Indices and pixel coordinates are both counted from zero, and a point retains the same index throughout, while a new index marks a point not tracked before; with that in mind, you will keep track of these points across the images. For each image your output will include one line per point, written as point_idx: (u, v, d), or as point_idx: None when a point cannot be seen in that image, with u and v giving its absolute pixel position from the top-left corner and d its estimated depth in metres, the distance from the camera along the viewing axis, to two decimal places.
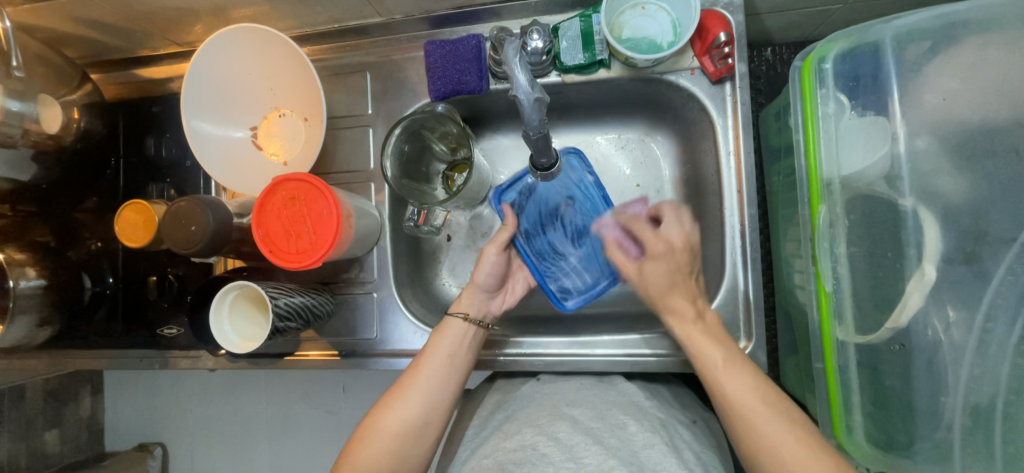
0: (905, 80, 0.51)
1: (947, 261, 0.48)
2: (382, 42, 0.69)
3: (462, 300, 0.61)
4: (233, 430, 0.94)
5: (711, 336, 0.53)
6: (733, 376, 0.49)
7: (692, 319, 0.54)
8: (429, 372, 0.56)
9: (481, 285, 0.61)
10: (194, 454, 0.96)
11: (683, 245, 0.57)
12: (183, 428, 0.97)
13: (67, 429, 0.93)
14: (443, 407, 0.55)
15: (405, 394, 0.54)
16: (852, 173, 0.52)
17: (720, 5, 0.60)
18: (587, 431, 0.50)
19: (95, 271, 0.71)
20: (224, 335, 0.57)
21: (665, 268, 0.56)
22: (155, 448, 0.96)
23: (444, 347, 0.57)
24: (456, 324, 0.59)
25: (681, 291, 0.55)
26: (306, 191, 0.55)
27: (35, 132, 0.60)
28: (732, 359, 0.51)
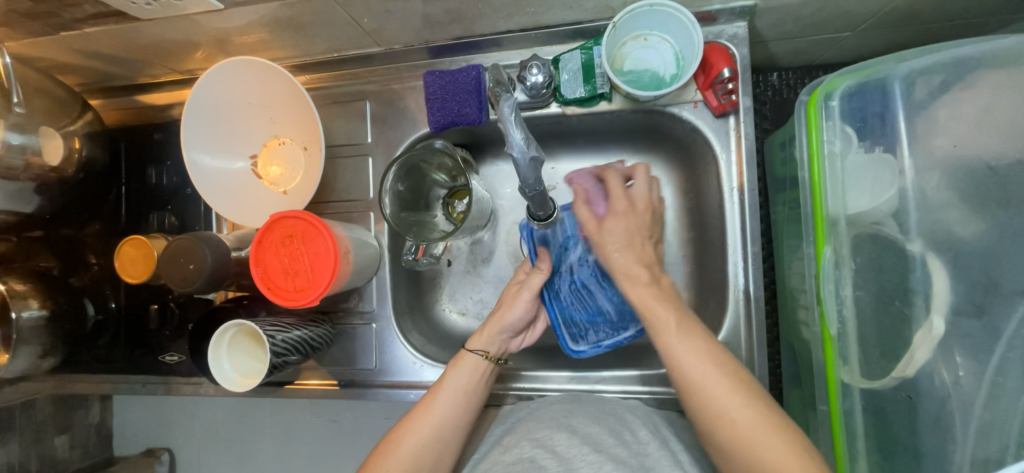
0: (913, 118, 0.49)
1: (956, 314, 0.47)
2: (382, 70, 0.68)
3: (482, 337, 0.60)
4: (236, 432, 0.93)
5: (662, 299, 0.51)
6: (680, 346, 0.48)
7: (645, 282, 0.52)
8: (444, 408, 0.56)
9: (504, 325, 0.61)
10: (200, 457, 0.95)
11: (645, 206, 0.57)
12: (189, 432, 0.95)
13: (76, 434, 0.91)
14: (455, 441, 0.55)
15: (418, 426, 0.55)
16: (859, 212, 0.51)
17: (724, 38, 0.59)
18: (582, 438, 0.51)
19: (98, 297, 0.72)
20: (224, 372, 0.57)
21: (625, 226, 0.55)
22: (162, 453, 0.94)
23: (459, 383, 0.58)
24: (473, 359, 0.59)
25: (635, 254, 0.54)
26: (304, 228, 0.55)
27: (37, 164, 0.61)
28: (686, 325, 0.49)
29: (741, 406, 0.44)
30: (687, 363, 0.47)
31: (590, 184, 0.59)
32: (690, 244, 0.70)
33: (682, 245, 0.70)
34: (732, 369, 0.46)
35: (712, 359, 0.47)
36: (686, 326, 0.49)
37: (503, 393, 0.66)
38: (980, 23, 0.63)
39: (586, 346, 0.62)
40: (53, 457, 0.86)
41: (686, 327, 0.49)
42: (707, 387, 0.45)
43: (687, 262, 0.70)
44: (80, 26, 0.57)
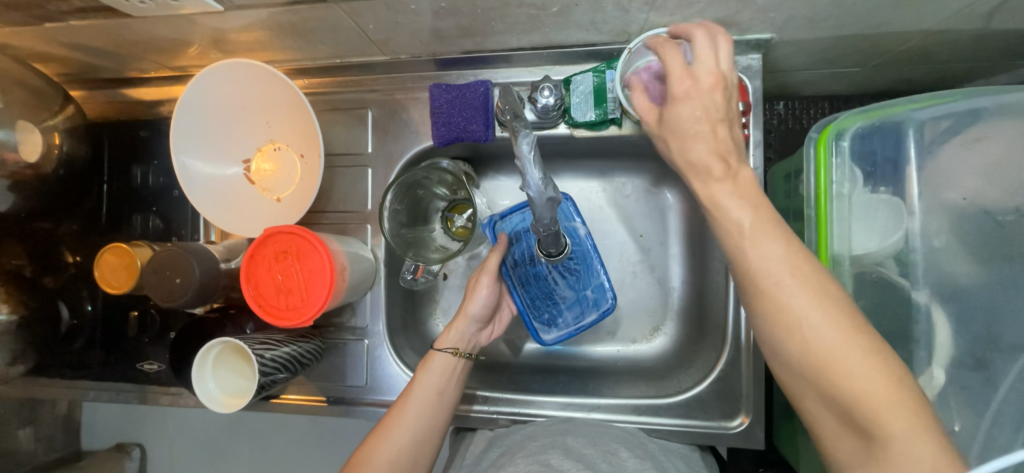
0: (925, 165, 0.49)
1: (957, 366, 0.47)
2: (386, 80, 0.66)
3: (451, 335, 0.59)
4: (215, 434, 0.89)
5: (743, 195, 0.42)
6: (793, 293, 0.38)
7: (719, 176, 0.43)
8: (417, 410, 0.54)
9: (471, 318, 0.60)
10: (173, 459, 0.90)
11: (717, 78, 0.44)
12: (164, 429, 0.91)
13: (42, 427, 0.82)
14: (431, 444, 0.54)
15: (392, 430, 0.53)
16: (863, 253, 0.51)
17: (738, 69, 0.59)
18: (578, 457, 0.51)
19: (74, 299, 0.69)
20: (206, 390, 0.54)
21: (692, 112, 0.44)
22: (133, 449, 0.90)
23: (431, 382, 0.56)
24: (443, 359, 0.57)
25: (707, 143, 0.44)
26: (298, 244, 0.52)
27: (12, 161, 0.58)
28: (765, 224, 0.40)
29: (864, 359, 0.37)
30: (807, 319, 0.38)
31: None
32: (692, 271, 0.70)
33: (683, 272, 0.71)
34: (848, 317, 0.38)
35: (835, 308, 0.38)
36: (799, 269, 0.39)
37: (496, 417, 0.64)
38: (985, 67, 0.64)
39: (557, 334, 0.65)
40: (17, 452, 0.77)
41: (799, 277, 0.39)
42: (828, 345, 0.37)
43: (687, 289, 0.70)
44: (66, 19, 0.54)
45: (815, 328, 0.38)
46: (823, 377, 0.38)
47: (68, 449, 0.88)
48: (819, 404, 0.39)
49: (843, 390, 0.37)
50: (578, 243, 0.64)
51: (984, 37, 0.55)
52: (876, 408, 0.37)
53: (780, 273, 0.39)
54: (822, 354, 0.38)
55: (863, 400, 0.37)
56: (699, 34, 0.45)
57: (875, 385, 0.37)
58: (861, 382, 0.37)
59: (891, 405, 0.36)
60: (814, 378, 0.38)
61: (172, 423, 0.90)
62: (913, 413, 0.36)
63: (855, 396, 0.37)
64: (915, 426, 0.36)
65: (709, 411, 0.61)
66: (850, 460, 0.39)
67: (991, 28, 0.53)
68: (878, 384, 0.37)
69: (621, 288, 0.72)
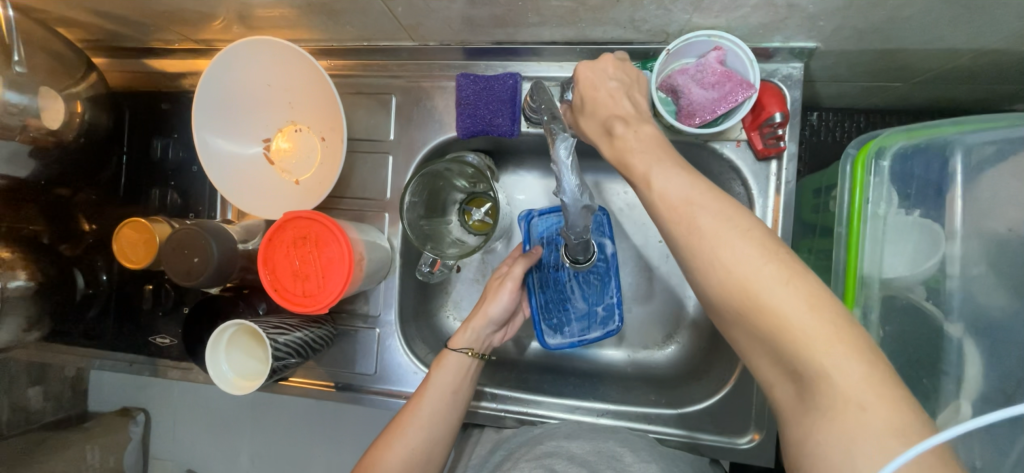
0: (970, 191, 0.47)
1: (984, 402, 0.45)
2: (412, 66, 0.65)
3: (466, 335, 0.58)
4: (218, 408, 0.89)
5: (650, 148, 0.42)
6: (701, 218, 0.37)
7: (623, 132, 0.44)
8: (431, 408, 0.54)
9: (489, 320, 0.59)
10: (175, 428, 0.91)
11: (608, 60, 0.50)
12: (167, 399, 0.91)
13: (51, 387, 0.83)
14: (444, 442, 0.54)
15: (406, 428, 0.53)
16: (895, 277, 0.50)
17: (778, 78, 0.57)
18: (580, 462, 0.51)
19: (89, 268, 0.69)
20: (220, 372, 0.54)
21: (587, 86, 0.49)
22: (137, 414, 0.89)
23: (444, 381, 0.56)
24: (457, 359, 0.57)
25: (605, 107, 0.47)
26: (317, 231, 0.52)
27: (35, 126, 0.57)
28: (675, 169, 0.40)
29: (781, 283, 0.34)
30: (715, 243, 0.36)
31: (694, 88, 0.53)
32: None
33: None
34: (764, 238, 0.36)
35: (747, 233, 0.36)
36: (706, 196, 0.38)
37: (503, 415, 0.64)
38: None
39: (561, 340, 0.64)
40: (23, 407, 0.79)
41: (704, 205, 0.37)
42: (744, 271, 0.35)
43: None
44: None
45: (733, 261, 0.35)
46: (747, 312, 0.35)
47: (74, 409, 0.87)
48: (754, 348, 0.36)
49: (769, 326, 0.34)
50: (604, 260, 0.65)
51: None
52: (803, 344, 0.33)
53: (688, 198, 0.38)
54: (737, 281, 0.35)
55: (790, 335, 0.33)
56: (602, 59, 0.51)
57: (806, 318, 0.33)
58: (784, 310, 0.33)
59: (821, 339, 0.33)
60: (737, 315, 0.35)
61: (175, 392, 0.90)
62: (844, 340, 0.33)
63: (785, 330, 0.33)
64: (845, 357, 0.32)
65: (718, 424, 0.60)
66: (791, 409, 0.35)
67: None
68: (800, 309, 0.33)
69: (637, 294, 0.71)
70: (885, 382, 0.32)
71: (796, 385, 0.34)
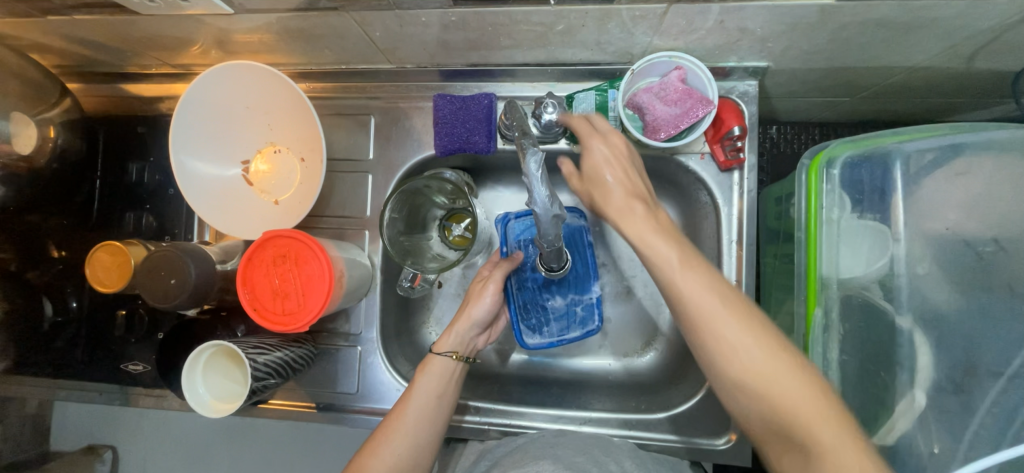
0: (909, 193, 0.51)
1: (938, 391, 0.48)
2: (390, 88, 0.67)
3: (450, 339, 0.59)
4: (192, 440, 0.87)
5: (663, 234, 0.46)
6: (709, 313, 0.42)
7: (642, 215, 0.47)
8: (416, 414, 0.54)
9: (472, 323, 0.60)
10: (144, 463, 0.87)
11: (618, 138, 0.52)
12: (137, 431, 0.88)
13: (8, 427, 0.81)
14: (429, 448, 0.54)
15: (391, 434, 0.53)
16: (850, 277, 0.54)
17: (735, 94, 0.61)
18: (567, 463, 0.51)
19: (58, 295, 0.67)
20: (195, 395, 0.53)
21: (608, 165, 0.50)
22: (105, 452, 0.86)
23: (430, 387, 0.56)
24: (443, 362, 0.58)
25: (621, 186, 0.49)
26: (297, 249, 0.52)
27: (4, 152, 0.56)
28: (689, 259, 0.44)
29: (774, 368, 0.40)
30: (721, 334, 0.41)
31: (658, 105, 0.57)
32: None
33: None
34: (761, 327, 0.42)
35: (747, 323, 0.42)
36: (714, 289, 0.43)
37: (487, 428, 0.64)
38: (968, 103, 0.67)
39: (540, 340, 0.67)
40: None
41: (718, 298, 0.42)
42: (745, 359, 0.41)
43: None
44: (71, 13, 0.53)
45: (736, 349, 0.41)
46: (750, 390, 0.41)
47: (35, 449, 0.85)
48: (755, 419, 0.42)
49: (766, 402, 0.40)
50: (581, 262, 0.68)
51: (967, 75, 0.58)
52: (795, 418, 0.39)
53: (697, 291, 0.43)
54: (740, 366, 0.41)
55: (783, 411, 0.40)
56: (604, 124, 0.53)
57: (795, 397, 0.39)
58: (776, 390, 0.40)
59: (811, 416, 0.39)
60: (741, 391, 0.41)
61: (146, 424, 0.88)
62: (830, 418, 0.39)
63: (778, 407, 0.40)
64: (840, 434, 0.38)
65: (697, 427, 0.62)
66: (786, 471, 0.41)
67: (973, 68, 0.56)
68: (802, 394, 0.40)
69: (615, 302, 0.73)
70: (868, 452, 0.38)
71: (791, 454, 0.40)
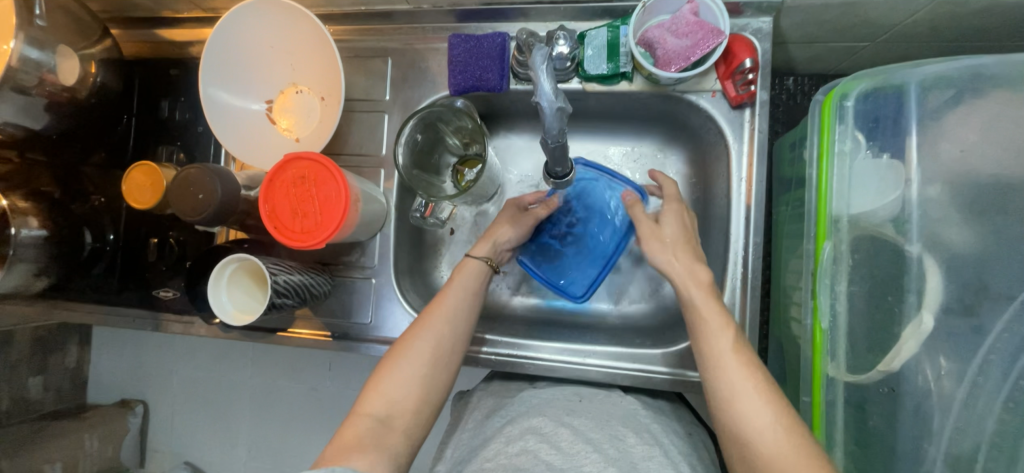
0: (924, 126, 0.51)
1: (945, 312, 0.49)
2: (406, 29, 0.69)
3: (485, 246, 0.62)
4: (216, 395, 0.96)
5: (722, 317, 0.49)
6: (743, 399, 0.45)
7: (702, 282, 0.52)
8: (454, 306, 0.56)
9: (504, 237, 0.63)
10: (173, 413, 0.99)
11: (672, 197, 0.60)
12: (165, 389, 0.99)
13: (51, 378, 0.95)
14: (465, 340, 0.56)
15: (431, 322, 0.54)
16: (862, 213, 0.52)
17: (749, 31, 0.60)
18: (586, 439, 0.50)
19: (97, 226, 0.71)
20: (220, 304, 0.58)
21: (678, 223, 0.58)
22: (136, 405, 0.98)
23: (464, 284, 0.58)
24: (477, 265, 0.60)
25: (686, 252, 0.55)
26: (317, 171, 0.55)
27: (51, 82, 0.60)
28: (740, 345, 0.48)
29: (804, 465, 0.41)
30: (753, 420, 0.44)
31: (669, 38, 0.57)
32: None
33: None
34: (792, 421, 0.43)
35: (784, 416, 0.44)
36: (756, 380, 0.46)
37: (494, 358, 0.66)
38: (995, 47, 0.65)
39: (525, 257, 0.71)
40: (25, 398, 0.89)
41: (758, 383, 0.45)
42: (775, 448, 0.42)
43: None
44: None
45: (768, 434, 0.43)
46: None
47: (73, 401, 0.99)
48: None
49: None
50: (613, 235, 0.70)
51: (991, 11, 0.57)
52: None
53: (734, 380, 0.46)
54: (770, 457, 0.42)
55: None
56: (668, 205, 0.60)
57: None
58: None
59: None
60: None
61: (173, 379, 0.99)
62: None
63: None
64: None
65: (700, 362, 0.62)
66: None
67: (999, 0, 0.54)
68: None
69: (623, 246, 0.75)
70: None
71: None
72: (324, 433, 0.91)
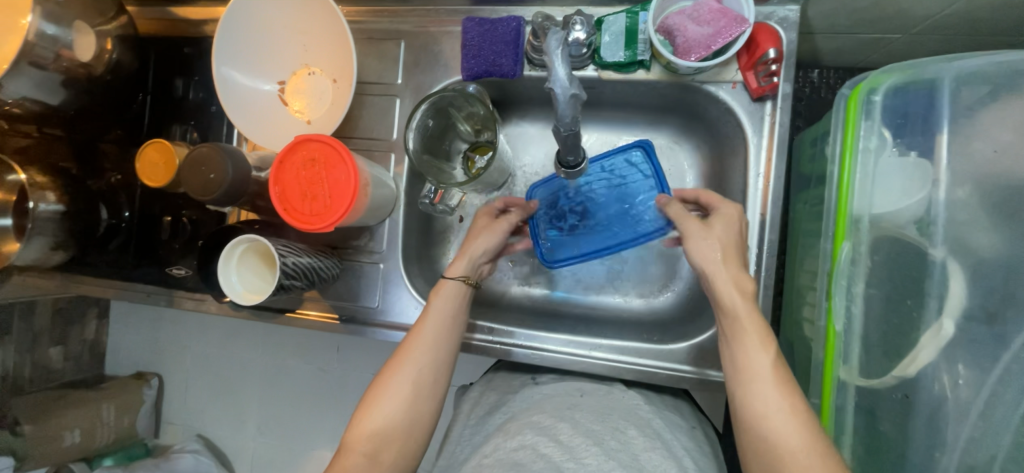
0: (956, 124, 0.48)
1: (967, 319, 0.48)
2: (420, 12, 0.68)
3: (460, 265, 0.60)
4: (227, 371, 0.99)
5: (763, 336, 0.47)
6: (778, 422, 0.43)
7: (745, 291, 0.49)
8: (432, 333, 0.56)
9: (481, 251, 0.62)
10: (186, 386, 1.01)
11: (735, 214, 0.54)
12: (178, 363, 1.01)
13: (71, 348, 0.98)
14: (449, 363, 0.56)
15: (410, 352, 0.54)
16: (884, 213, 0.51)
17: (774, 20, 0.58)
18: (586, 432, 0.50)
19: (113, 203, 0.72)
20: (230, 284, 0.58)
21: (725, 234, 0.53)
22: (152, 378, 1.02)
23: (444, 308, 0.57)
24: (454, 286, 0.59)
25: (732, 261, 0.51)
26: (327, 153, 0.55)
27: (67, 58, 0.60)
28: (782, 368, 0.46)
29: None
30: (786, 442, 0.42)
31: (689, 26, 0.56)
32: None
33: None
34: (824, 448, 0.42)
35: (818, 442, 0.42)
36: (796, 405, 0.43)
37: (500, 348, 0.66)
38: None
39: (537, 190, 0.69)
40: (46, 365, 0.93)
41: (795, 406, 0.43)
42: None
43: None
44: None
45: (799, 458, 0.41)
46: None
47: (92, 371, 1.04)
48: None
49: None
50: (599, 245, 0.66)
51: None
52: None
53: (772, 401, 0.44)
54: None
55: None
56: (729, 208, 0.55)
57: None
58: None
59: None
60: None
61: (187, 355, 1.01)
62: None
63: None
64: None
65: (707, 359, 0.61)
66: None
67: None
68: None
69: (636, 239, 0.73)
70: None
71: None
72: (331, 412, 0.93)
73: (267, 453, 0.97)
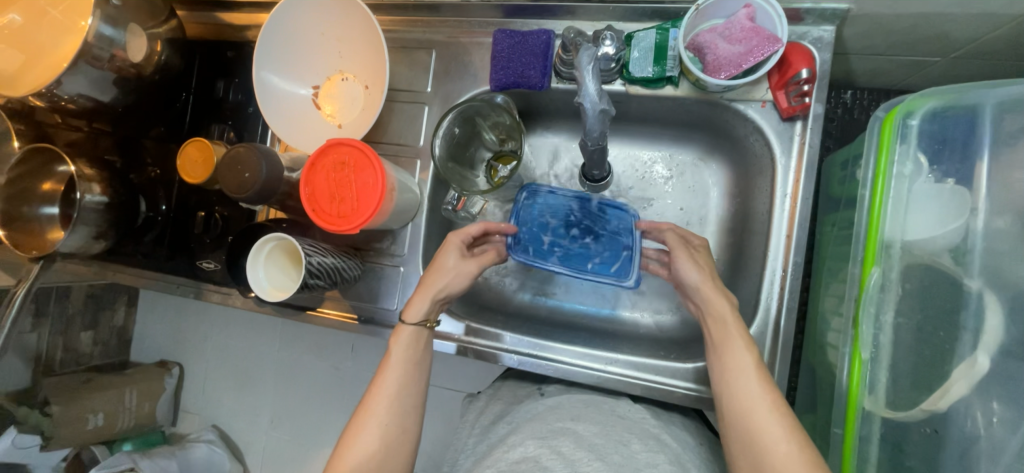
0: (996, 152, 0.47)
1: (1005, 355, 0.46)
2: (452, 23, 0.69)
3: (418, 308, 0.58)
4: (246, 364, 1.01)
5: (746, 343, 0.49)
6: (764, 423, 0.44)
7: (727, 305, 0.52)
8: (395, 381, 0.55)
9: (444, 292, 0.60)
10: (205, 376, 1.04)
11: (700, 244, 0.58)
12: (200, 354, 1.05)
13: (100, 333, 1.03)
14: (415, 410, 0.55)
15: (373, 405, 0.53)
16: (917, 240, 0.49)
17: (808, 40, 0.57)
18: (589, 445, 0.49)
19: (151, 197, 0.76)
20: (257, 279, 0.60)
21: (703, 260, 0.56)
22: (173, 367, 1.04)
23: (403, 356, 0.57)
24: (411, 331, 0.58)
25: (711, 279, 0.54)
26: (357, 157, 0.56)
27: (120, 58, 0.64)
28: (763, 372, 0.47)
29: None
30: (773, 442, 0.43)
31: (721, 43, 0.55)
32: (729, 247, 0.69)
33: (720, 248, 0.70)
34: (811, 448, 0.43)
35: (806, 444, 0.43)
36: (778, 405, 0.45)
37: (515, 357, 0.66)
38: None
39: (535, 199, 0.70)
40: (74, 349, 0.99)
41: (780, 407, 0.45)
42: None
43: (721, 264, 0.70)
44: None
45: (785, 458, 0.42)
46: None
47: (120, 356, 1.08)
48: None
49: None
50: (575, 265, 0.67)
51: None
52: None
53: (756, 400, 0.45)
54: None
55: None
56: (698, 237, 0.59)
57: None
58: None
59: None
60: None
61: (209, 346, 1.04)
62: None
63: None
64: None
65: None
66: None
67: None
68: None
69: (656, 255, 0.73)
70: None
71: None
72: (342, 410, 0.94)
73: (278, 447, 0.98)
